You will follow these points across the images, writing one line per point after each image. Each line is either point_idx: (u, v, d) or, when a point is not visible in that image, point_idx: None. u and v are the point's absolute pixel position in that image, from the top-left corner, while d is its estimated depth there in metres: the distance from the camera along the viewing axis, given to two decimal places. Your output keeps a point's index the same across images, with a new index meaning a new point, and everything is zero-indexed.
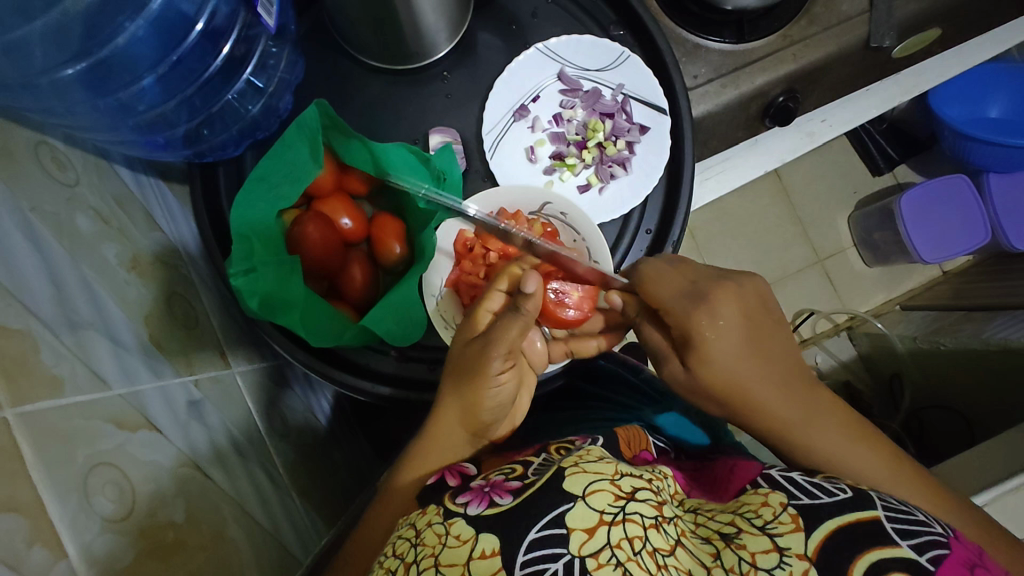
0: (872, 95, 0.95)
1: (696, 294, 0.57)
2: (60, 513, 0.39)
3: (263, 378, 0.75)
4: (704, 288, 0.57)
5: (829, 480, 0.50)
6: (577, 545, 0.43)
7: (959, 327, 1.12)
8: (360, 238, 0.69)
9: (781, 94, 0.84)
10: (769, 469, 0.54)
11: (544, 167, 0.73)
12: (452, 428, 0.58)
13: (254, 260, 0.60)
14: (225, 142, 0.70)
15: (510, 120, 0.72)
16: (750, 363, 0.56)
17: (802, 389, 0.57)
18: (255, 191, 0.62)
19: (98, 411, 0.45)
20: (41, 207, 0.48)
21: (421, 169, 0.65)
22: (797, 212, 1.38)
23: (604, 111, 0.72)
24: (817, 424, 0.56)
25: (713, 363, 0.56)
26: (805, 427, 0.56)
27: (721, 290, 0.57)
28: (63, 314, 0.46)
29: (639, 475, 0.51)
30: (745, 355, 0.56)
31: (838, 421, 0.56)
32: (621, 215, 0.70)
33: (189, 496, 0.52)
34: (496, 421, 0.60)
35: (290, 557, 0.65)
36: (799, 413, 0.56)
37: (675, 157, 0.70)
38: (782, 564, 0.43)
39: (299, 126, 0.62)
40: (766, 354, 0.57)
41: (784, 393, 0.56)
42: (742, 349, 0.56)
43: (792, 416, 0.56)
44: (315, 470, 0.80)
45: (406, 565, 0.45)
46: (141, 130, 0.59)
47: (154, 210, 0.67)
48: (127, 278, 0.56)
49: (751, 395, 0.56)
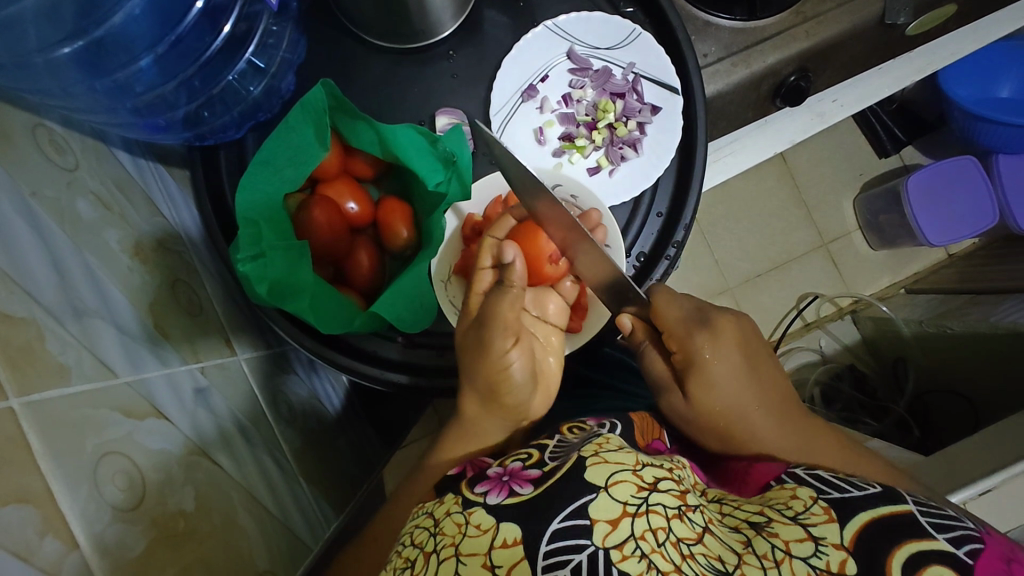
0: (885, 73, 0.93)
1: (702, 320, 0.59)
2: (71, 504, 0.38)
3: (269, 364, 0.74)
4: (708, 314, 0.59)
5: (856, 479, 0.50)
6: (601, 537, 0.42)
7: (967, 310, 1.11)
8: (366, 222, 0.68)
9: (792, 73, 0.82)
10: (795, 466, 0.54)
11: (553, 149, 0.71)
12: (484, 415, 0.58)
13: (262, 244, 0.58)
14: (227, 124, 0.67)
15: (519, 101, 0.70)
16: (748, 388, 0.58)
17: (794, 416, 0.60)
18: (259, 176, 0.60)
19: (105, 400, 0.44)
20: (42, 192, 0.47)
21: (429, 151, 0.64)
22: (802, 195, 1.37)
23: (615, 91, 0.70)
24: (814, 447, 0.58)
25: (717, 390, 0.57)
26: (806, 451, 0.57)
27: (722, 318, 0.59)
28: (67, 301, 0.45)
29: (661, 464, 0.50)
30: (744, 382, 0.58)
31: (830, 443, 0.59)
32: (633, 197, 0.69)
33: (198, 483, 0.51)
34: (528, 401, 0.59)
35: (298, 543, 0.64)
36: (795, 441, 0.58)
37: (688, 138, 0.68)
38: (819, 553, 0.43)
39: (305, 106, 0.60)
40: (762, 381, 0.60)
41: (780, 421, 0.58)
42: (741, 376, 0.58)
43: (793, 444, 0.57)
44: (321, 457, 0.79)
45: (426, 554, 0.45)
46: (141, 113, 0.58)
47: (154, 194, 0.66)
48: (130, 264, 0.55)
49: (751, 424, 0.57)
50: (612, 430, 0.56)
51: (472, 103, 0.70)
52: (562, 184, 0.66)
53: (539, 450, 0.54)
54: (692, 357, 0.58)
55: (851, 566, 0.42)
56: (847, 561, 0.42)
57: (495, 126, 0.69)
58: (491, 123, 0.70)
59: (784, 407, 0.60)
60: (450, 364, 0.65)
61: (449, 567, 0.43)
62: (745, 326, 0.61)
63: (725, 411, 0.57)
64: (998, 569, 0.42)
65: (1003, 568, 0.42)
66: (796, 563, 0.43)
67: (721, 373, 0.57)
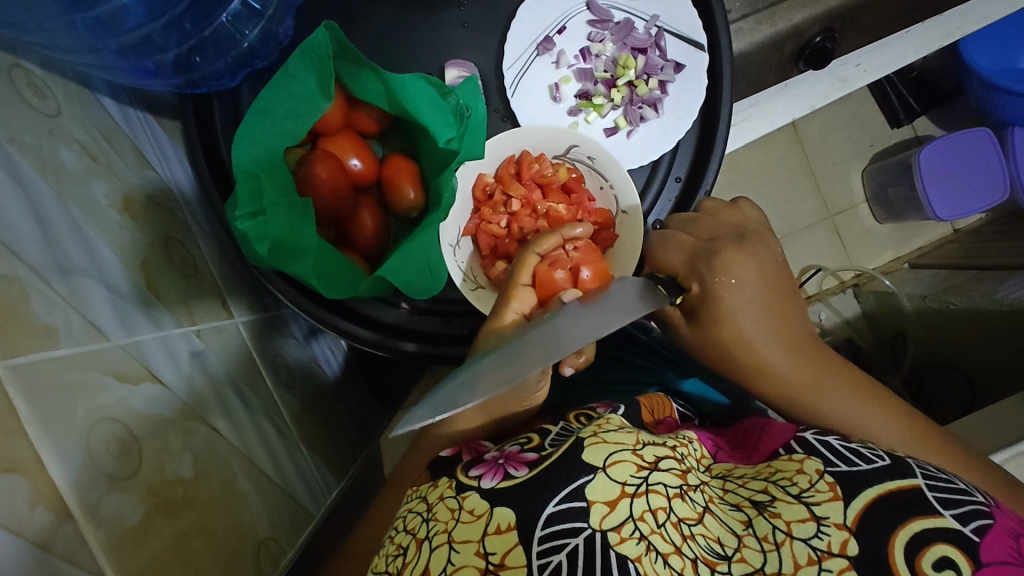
0: (911, 38, 0.88)
1: (708, 253, 0.56)
2: (63, 475, 0.36)
3: (265, 327, 0.72)
4: (717, 247, 0.56)
5: (864, 446, 0.50)
6: (598, 518, 0.44)
7: (972, 285, 1.10)
8: (370, 181, 0.64)
9: (819, 33, 0.78)
10: (804, 432, 0.54)
11: (568, 107, 0.68)
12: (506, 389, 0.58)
13: (264, 200, 0.54)
14: (220, 71, 0.62)
15: (534, 54, 0.66)
16: (765, 318, 0.56)
17: (820, 353, 0.57)
18: (258, 125, 0.56)
19: (95, 362, 0.42)
20: (21, 139, 0.44)
21: (439, 103, 0.59)
22: (811, 165, 1.33)
23: (636, 46, 0.66)
24: (828, 390, 0.56)
25: (742, 328, 0.55)
26: (817, 391, 0.56)
27: (745, 248, 0.57)
28: (53, 258, 0.42)
29: (663, 442, 0.51)
30: (764, 313, 0.55)
31: (850, 384, 0.56)
32: (651, 161, 0.66)
33: (196, 450, 0.49)
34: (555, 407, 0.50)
35: (301, 510, 0.63)
36: (812, 378, 0.56)
37: (712, 100, 0.65)
38: (821, 534, 0.43)
39: (306, 50, 0.55)
40: (784, 321, 0.56)
41: (797, 361, 0.56)
42: (762, 307, 0.55)
43: (808, 380, 0.56)
44: (322, 425, 0.78)
45: (418, 540, 0.47)
46: (126, 54, 0.54)
47: (144, 145, 0.62)
48: (119, 220, 0.52)
49: (761, 357, 0.56)
50: (616, 412, 0.56)
51: (484, 55, 0.66)
52: (579, 146, 0.63)
53: (540, 436, 0.55)
54: (705, 287, 0.55)
55: (853, 547, 0.42)
56: (849, 542, 0.43)
57: (508, 81, 0.65)
58: (504, 79, 0.66)
59: (804, 344, 0.57)
60: (459, 332, 0.63)
61: (442, 553, 0.45)
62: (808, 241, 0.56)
63: (736, 348, 0.56)
64: (1007, 544, 0.42)
65: (1011, 545, 0.43)
66: (797, 545, 0.43)
67: (738, 302, 0.55)
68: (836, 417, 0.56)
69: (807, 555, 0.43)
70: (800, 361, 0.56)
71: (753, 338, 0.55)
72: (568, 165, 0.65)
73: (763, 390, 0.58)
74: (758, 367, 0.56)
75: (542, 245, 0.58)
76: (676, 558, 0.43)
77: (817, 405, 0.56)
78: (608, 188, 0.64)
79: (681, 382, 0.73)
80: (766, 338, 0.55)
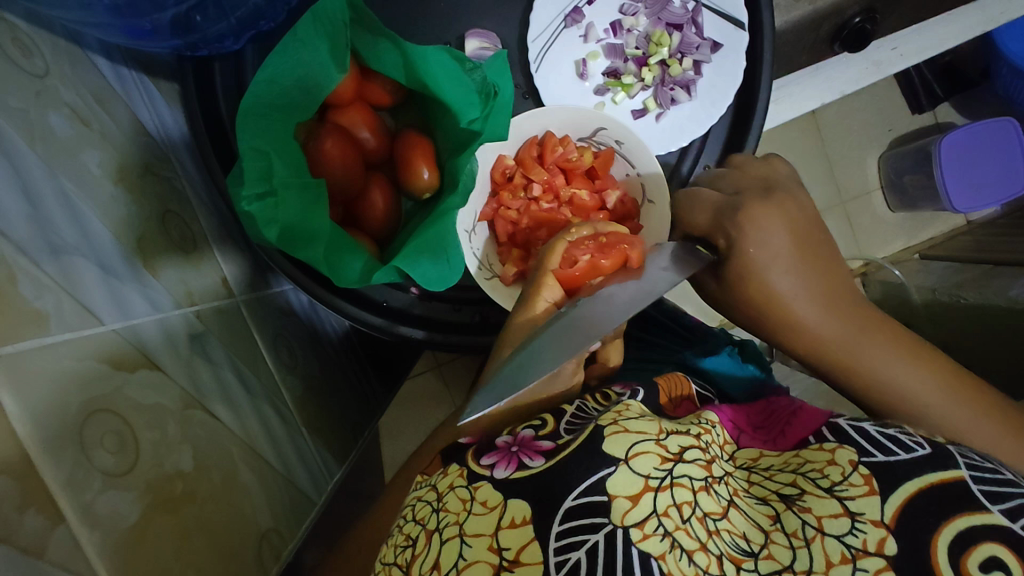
0: (953, 21, 0.82)
1: (732, 208, 0.52)
2: (55, 474, 0.34)
3: (263, 307, 0.68)
4: (760, 189, 0.52)
5: (902, 431, 0.45)
6: (620, 514, 0.41)
7: (986, 281, 1.00)
8: (382, 157, 0.62)
9: (858, 14, 0.72)
10: (838, 417, 0.49)
11: (595, 86, 0.64)
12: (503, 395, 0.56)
13: (273, 181, 0.50)
14: (222, 33, 0.58)
15: (561, 26, 0.62)
16: (802, 259, 0.51)
17: (853, 302, 0.51)
18: (256, 108, 0.52)
19: (88, 350, 0.39)
20: (6, 103, 0.40)
21: (461, 77, 0.54)
22: (826, 147, 1.24)
23: (672, 21, 0.63)
24: (864, 344, 0.50)
25: (771, 281, 0.50)
26: (847, 348, 0.50)
27: (773, 202, 0.52)
28: (42, 236, 0.39)
29: (686, 430, 0.47)
30: (801, 260, 0.51)
31: (891, 341, 0.50)
32: (680, 147, 0.64)
33: (195, 440, 0.47)
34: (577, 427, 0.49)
35: (301, 499, 0.62)
36: (847, 330, 0.50)
37: (749, 83, 0.62)
38: (855, 531, 0.40)
39: (316, 15, 0.51)
40: (815, 268, 0.51)
41: (828, 312, 0.50)
42: (796, 255, 0.51)
43: (837, 336, 0.50)
44: (322, 406, 0.75)
45: (428, 531, 0.45)
46: (119, 12, 0.49)
47: (138, 106, 0.58)
48: (114, 192, 0.49)
49: (787, 307, 0.50)
50: (636, 398, 0.53)
51: (507, 25, 0.62)
52: (606, 129, 0.60)
53: (555, 419, 0.52)
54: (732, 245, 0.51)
55: (891, 546, 0.39)
56: (887, 540, 0.39)
57: (533, 56, 0.61)
58: (528, 53, 0.62)
59: (839, 295, 0.51)
60: (470, 320, 0.62)
61: (454, 547, 0.43)
62: (846, 275, 0.52)
63: (764, 301, 0.51)
64: None
65: None
66: (829, 542, 0.40)
67: (768, 247, 0.50)
68: (876, 379, 0.50)
69: (841, 553, 0.39)
70: (831, 312, 0.50)
71: (780, 291, 0.50)
72: (594, 148, 0.63)
73: (795, 351, 0.53)
74: (788, 320, 0.51)
75: (574, 232, 0.55)
76: (702, 555, 0.40)
77: (849, 362, 0.51)
78: (633, 174, 0.62)
79: (701, 360, 0.71)
80: (796, 290, 0.50)
